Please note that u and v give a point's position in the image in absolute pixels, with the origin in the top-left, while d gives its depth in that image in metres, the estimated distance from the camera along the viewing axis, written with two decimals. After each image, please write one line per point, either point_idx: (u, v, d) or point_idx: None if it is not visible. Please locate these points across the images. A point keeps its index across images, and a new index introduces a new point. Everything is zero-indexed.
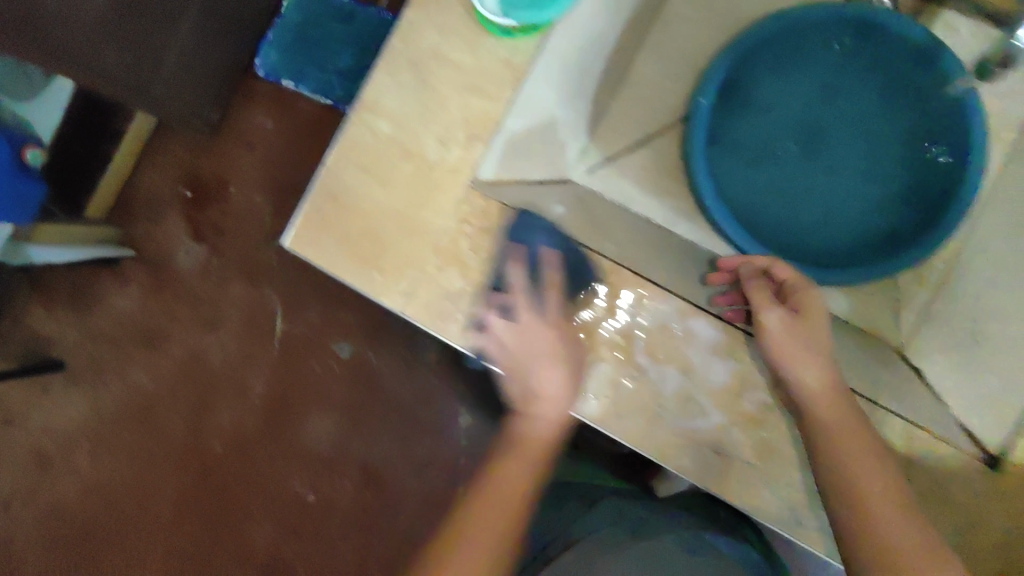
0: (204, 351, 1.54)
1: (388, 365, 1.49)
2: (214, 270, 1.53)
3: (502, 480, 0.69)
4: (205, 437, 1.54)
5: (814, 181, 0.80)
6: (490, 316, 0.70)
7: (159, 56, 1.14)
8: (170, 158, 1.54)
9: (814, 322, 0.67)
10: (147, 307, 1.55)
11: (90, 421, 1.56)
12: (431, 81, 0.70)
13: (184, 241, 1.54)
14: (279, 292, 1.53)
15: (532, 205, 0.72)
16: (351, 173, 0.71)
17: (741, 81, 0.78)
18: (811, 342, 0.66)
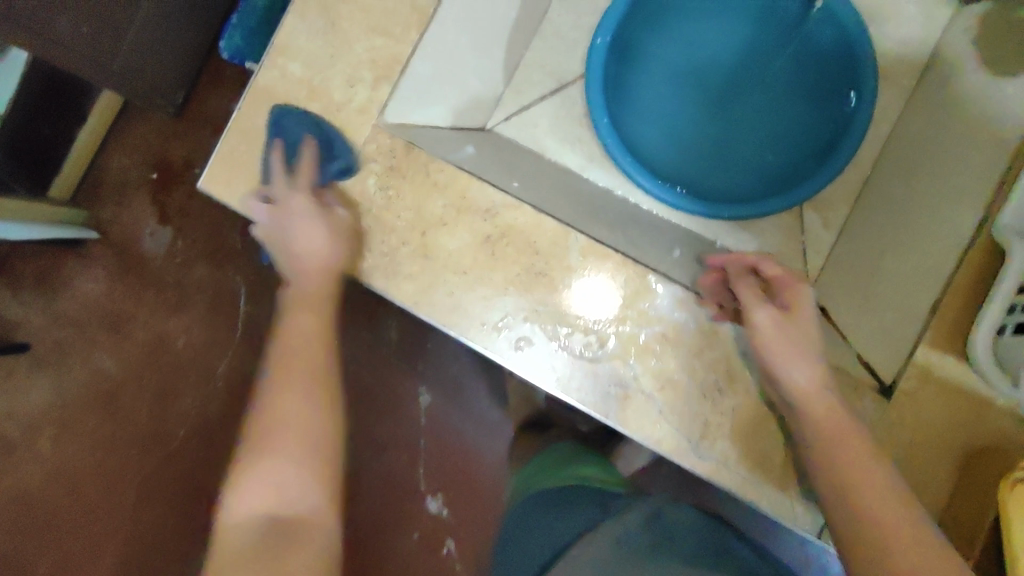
0: (168, 333, 1.33)
1: None
2: (181, 255, 1.34)
3: (283, 351, 0.66)
4: (171, 422, 1.33)
5: (721, 121, 0.80)
6: (397, 253, 0.71)
7: (120, 31, 0.99)
8: (138, 144, 1.35)
9: (806, 324, 0.61)
10: (113, 294, 1.35)
11: (55, 405, 1.34)
12: (338, 24, 0.73)
13: (151, 226, 1.34)
14: (245, 277, 1.32)
15: (443, 146, 0.74)
16: (263, 112, 0.74)
17: (641, 29, 0.78)
18: (799, 340, 0.61)
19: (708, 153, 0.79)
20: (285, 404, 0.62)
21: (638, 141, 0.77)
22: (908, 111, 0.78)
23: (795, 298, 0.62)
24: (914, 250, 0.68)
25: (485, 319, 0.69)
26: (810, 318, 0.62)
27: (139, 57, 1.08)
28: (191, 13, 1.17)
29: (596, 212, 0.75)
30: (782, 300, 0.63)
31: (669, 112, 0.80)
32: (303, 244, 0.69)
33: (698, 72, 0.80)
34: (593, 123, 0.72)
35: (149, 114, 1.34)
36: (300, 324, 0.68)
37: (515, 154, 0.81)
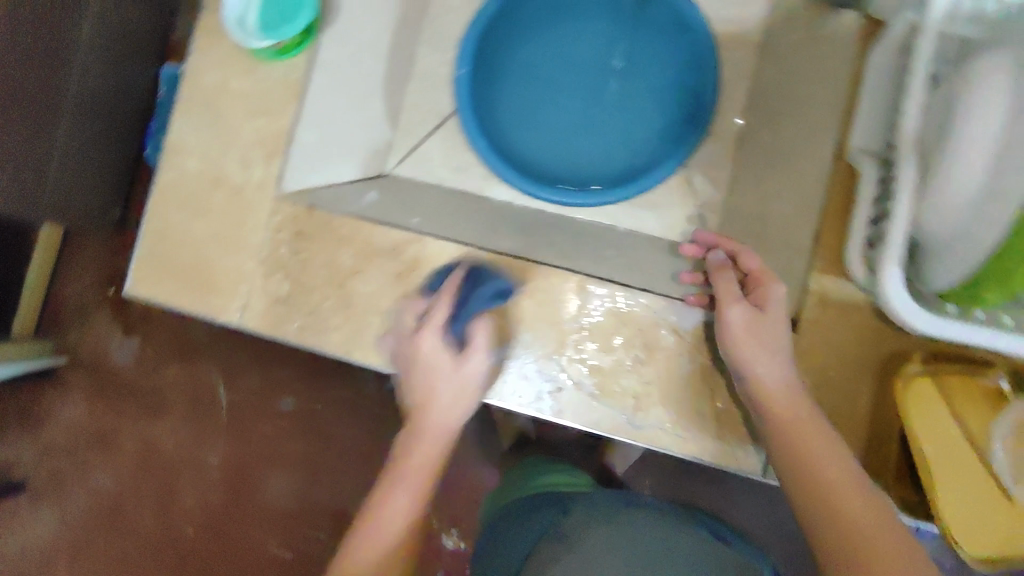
0: (156, 440, 1.36)
1: (332, 407, 1.32)
2: (152, 360, 1.36)
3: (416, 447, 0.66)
4: (176, 524, 1.34)
5: (595, 108, 0.84)
6: (321, 310, 0.75)
7: (43, 165, 1.02)
8: (89, 264, 1.38)
9: (775, 325, 0.62)
10: (95, 414, 1.37)
11: (62, 536, 1.35)
12: (221, 114, 0.78)
13: (117, 339, 1.37)
14: (218, 365, 1.35)
15: (345, 200, 0.79)
16: (170, 209, 0.78)
17: (495, 48, 0.83)
18: (769, 340, 0.61)
19: (581, 145, 0.84)
20: (402, 502, 0.62)
21: (514, 148, 0.83)
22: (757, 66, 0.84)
23: (770, 297, 0.62)
24: (789, 190, 0.73)
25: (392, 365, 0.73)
26: (780, 319, 0.62)
27: (65, 184, 1.11)
28: (108, 132, 1.20)
29: (497, 225, 0.81)
30: (755, 297, 0.63)
31: (539, 116, 0.85)
32: (424, 350, 0.67)
33: (557, 77, 0.85)
34: (468, 141, 0.77)
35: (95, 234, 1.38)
36: (435, 435, 0.66)
37: (415, 190, 0.86)
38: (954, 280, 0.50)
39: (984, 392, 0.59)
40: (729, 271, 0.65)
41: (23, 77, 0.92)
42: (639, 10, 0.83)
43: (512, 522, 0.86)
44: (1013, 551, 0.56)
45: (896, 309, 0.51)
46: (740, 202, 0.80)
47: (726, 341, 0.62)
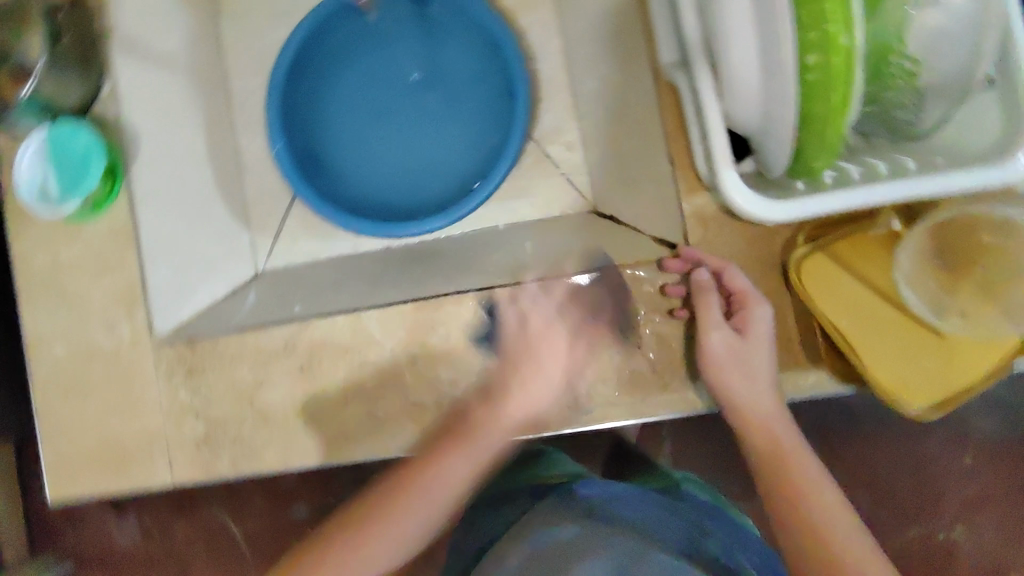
0: None
1: (349, 496, 1.15)
2: (157, 526, 1.20)
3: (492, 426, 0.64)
4: None
5: (425, 120, 0.84)
6: (244, 435, 0.71)
7: None
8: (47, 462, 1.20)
9: (760, 346, 0.61)
10: None
11: None
12: (65, 290, 0.75)
13: (112, 522, 1.21)
14: (221, 504, 1.19)
15: (226, 315, 0.77)
16: (58, 401, 0.74)
17: (305, 109, 0.82)
18: (748, 366, 0.60)
19: (428, 162, 0.83)
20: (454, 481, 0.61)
21: (367, 195, 0.82)
22: (553, 24, 0.84)
23: (751, 320, 0.61)
24: (629, 128, 0.71)
25: None
26: (764, 335, 0.61)
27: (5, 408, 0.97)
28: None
29: (383, 278, 0.78)
30: (737, 319, 0.62)
31: (379, 151, 0.84)
32: (552, 358, 0.65)
33: (377, 106, 0.84)
34: (313, 211, 0.75)
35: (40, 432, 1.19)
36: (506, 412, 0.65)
37: (294, 276, 0.84)
38: (785, 164, 0.50)
39: (878, 239, 0.59)
40: (711, 293, 0.62)
41: None
42: (424, 17, 0.83)
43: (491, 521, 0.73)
44: (970, 381, 0.56)
45: (747, 210, 0.50)
46: (598, 154, 0.79)
47: (711, 364, 0.61)
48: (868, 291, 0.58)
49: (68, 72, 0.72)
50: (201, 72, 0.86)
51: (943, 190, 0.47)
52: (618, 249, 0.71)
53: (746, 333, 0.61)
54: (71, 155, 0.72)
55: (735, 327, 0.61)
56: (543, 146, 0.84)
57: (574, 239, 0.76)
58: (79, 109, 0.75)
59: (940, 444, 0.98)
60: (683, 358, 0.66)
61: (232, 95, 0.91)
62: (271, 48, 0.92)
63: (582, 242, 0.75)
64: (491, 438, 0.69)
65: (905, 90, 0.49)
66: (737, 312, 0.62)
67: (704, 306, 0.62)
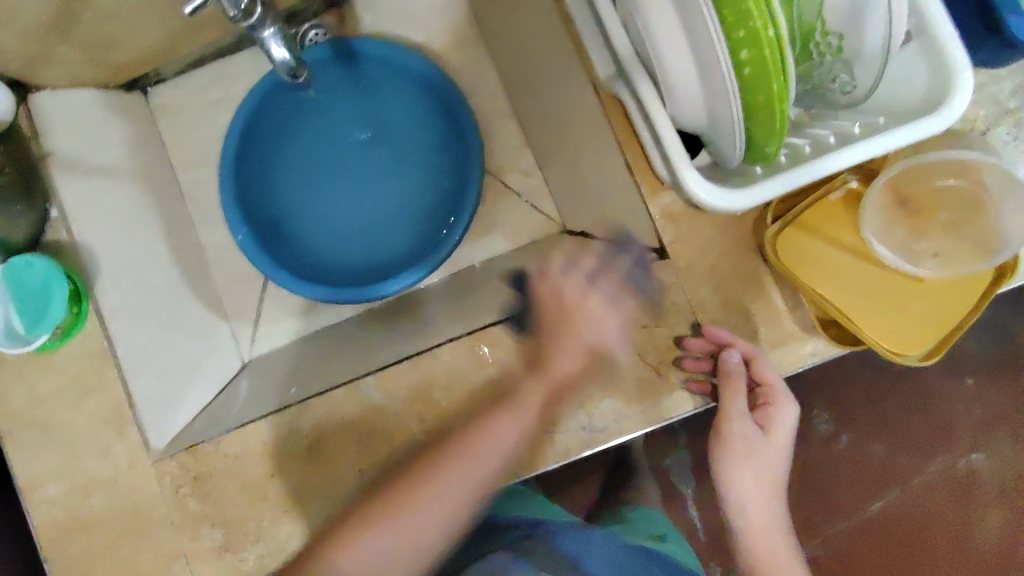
0: None
1: None
2: None
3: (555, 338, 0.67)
4: None
5: (384, 175, 0.84)
6: (265, 530, 0.69)
7: None
8: None
9: (777, 445, 0.66)
10: None
11: None
12: (48, 426, 0.72)
13: None
14: None
15: (222, 412, 0.76)
16: (63, 541, 0.70)
17: (262, 190, 0.82)
18: (763, 463, 0.66)
19: (396, 214, 0.84)
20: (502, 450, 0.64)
21: (342, 261, 0.82)
22: (487, 61, 0.86)
23: (773, 420, 0.65)
24: (581, 143, 0.73)
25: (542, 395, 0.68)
26: (782, 437, 0.66)
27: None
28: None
29: (374, 338, 0.78)
30: (759, 414, 0.66)
31: (344, 214, 0.84)
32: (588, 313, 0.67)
33: (333, 171, 0.85)
34: (292, 291, 0.75)
35: None
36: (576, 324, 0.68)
37: (281, 359, 0.84)
38: (741, 151, 0.51)
39: (841, 200, 0.60)
40: (740, 382, 0.63)
41: None
42: (360, 76, 0.83)
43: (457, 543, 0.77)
44: (959, 321, 0.58)
45: (714, 204, 0.52)
46: (555, 174, 0.81)
47: (727, 459, 0.65)
48: (843, 251, 0.59)
49: (15, 208, 0.69)
50: (146, 174, 0.84)
51: (896, 145, 0.49)
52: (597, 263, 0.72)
53: (768, 431, 0.66)
54: (31, 281, 0.70)
55: (756, 421, 0.66)
56: (501, 177, 0.85)
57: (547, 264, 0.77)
58: (31, 242, 0.73)
59: (942, 378, 1.00)
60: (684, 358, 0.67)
61: (183, 187, 0.91)
62: (213, 137, 0.91)
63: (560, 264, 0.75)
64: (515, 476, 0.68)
65: (834, 63, 0.51)
66: (761, 406, 0.66)
67: (731, 396, 0.63)
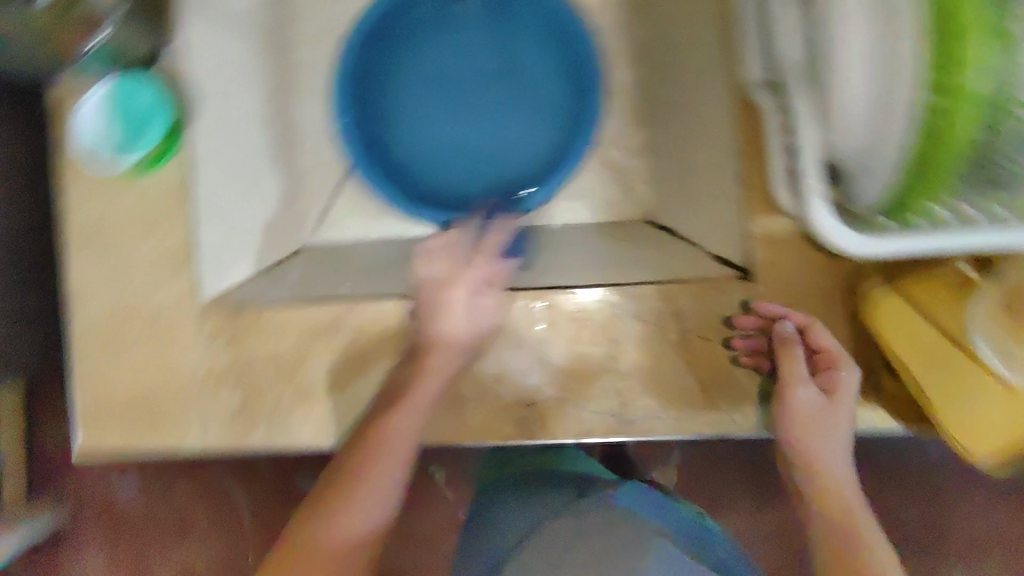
0: (188, 560, 1.27)
1: None
2: (158, 485, 1.28)
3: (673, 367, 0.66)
4: None
5: (492, 110, 0.82)
6: (281, 411, 0.71)
7: None
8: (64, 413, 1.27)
9: (844, 415, 0.60)
10: (118, 557, 1.28)
11: None
12: (113, 244, 0.74)
13: (115, 473, 1.28)
14: (228, 470, 1.27)
15: (273, 284, 0.76)
16: (96, 354, 0.74)
17: (370, 85, 0.81)
18: (833, 429, 0.59)
19: (492, 152, 0.82)
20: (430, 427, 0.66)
21: (424, 179, 0.81)
22: (630, 29, 0.83)
23: (835, 383, 0.60)
24: (700, 140, 0.70)
25: (582, 372, 0.68)
26: (849, 404, 0.60)
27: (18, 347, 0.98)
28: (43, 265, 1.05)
29: (437, 264, 0.77)
30: (822, 379, 0.61)
31: (442, 135, 0.82)
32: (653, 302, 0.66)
33: (445, 89, 0.82)
34: (370, 187, 0.76)
35: (57, 381, 1.26)
36: (653, 313, 0.67)
37: (342, 255, 0.83)
38: (877, 195, 0.51)
39: (958, 284, 0.57)
40: (796, 347, 0.61)
41: None
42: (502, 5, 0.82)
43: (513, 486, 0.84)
44: None
45: (830, 239, 0.49)
46: (661, 163, 0.78)
47: (790, 427, 0.60)
48: (938, 336, 0.57)
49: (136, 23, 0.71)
50: (266, 36, 0.85)
51: None
52: (677, 264, 0.70)
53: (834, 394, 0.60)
54: (134, 105, 0.72)
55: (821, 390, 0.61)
56: (606, 148, 0.83)
57: (622, 251, 0.75)
58: (146, 62, 0.74)
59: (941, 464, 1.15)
60: (735, 380, 0.66)
61: (295, 58, 0.90)
62: (337, 20, 0.91)
63: (642, 252, 0.73)
64: (532, 438, 0.68)
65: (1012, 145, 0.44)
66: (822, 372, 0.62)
67: (789, 357, 0.61)
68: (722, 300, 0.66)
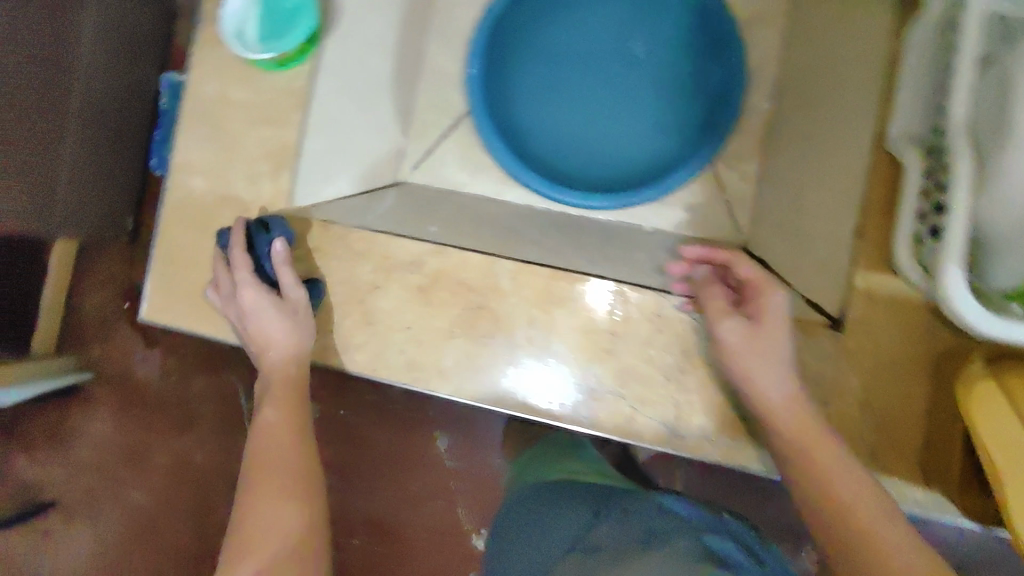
0: (188, 451, 1.32)
1: (362, 413, 1.27)
2: (178, 372, 1.32)
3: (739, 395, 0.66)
4: (210, 534, 1.31)
5: (617, 97, 0.81)
6: (343, 331, 0.72)
7: (52, 180, 0.91)
8: (110, 280, 1.32)
9: (777, 334, 0.59)
10: (123, 429, 1.32)
11: (98, 555, 1.31)
12: (225, 128, 0.75)
13: (140, 350, 1.32)
14: (244, 377, 1.31)
15: (361, 209, 0.77)
16: (181, 230, 0.75)
17: (505, 40, 0.80)
18: (768, 351, 0.58)
19: (606, 138, 0.81)
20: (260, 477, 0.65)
21: (533, 147, 0.80)
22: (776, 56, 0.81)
23: (765, 304, 0.59)
24: (823, 180, 0.69)
25: (646, 375, 0.67)
26: (777, 325, 0.59)
27: (78, 199, 1.00)
28: (121, 135, 1.09)
29: (523, 232, 0.77)
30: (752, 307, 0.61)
31: (560, 108, 0.81)
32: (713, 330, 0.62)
33: (576, 64, 0.82)
34: (484, 141, 0.75)
35: (109, 248, 1.31)
36: None
37: (430, 200, 0.83)
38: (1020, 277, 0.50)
39: None
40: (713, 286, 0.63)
41: None
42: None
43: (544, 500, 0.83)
44: None
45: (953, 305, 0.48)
46: (773, 195, 0.76)
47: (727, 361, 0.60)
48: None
49: None
50: None
51: None
52: None
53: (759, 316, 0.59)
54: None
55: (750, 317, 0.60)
56: None
57: None
58: None
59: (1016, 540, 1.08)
60: None
61: None
62: None
63: None
64: (580, 426, 0.68)
65: None
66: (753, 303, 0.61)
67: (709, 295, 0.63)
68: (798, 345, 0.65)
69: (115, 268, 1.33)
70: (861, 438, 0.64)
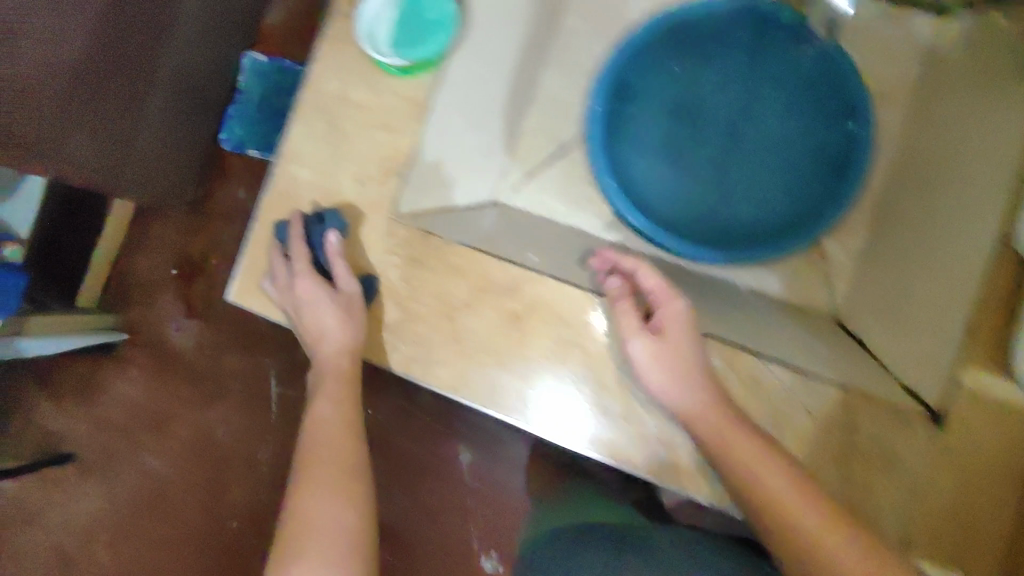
0: (212, 428, 1.30)
1: (390, 416, 1.24)
2: (213, 346, 1.30)
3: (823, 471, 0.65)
4: (222, 513, 1.30)
5: (735, 150, 0.81)
6: (426, 344, 0.71)
7: (133, 138, 0.89)
8: (161, 244, 1.30)
9: (679, 348, 0.66)
10: (151, 394, 1.32)
11: (110, 515, 1.32)
12: (341, 125, 0.76)
13: (178, 318, 1.31)
14: (278, 362, 1.29)
15: (462, 224, 0.76)
16: (279, 217, 0.75)
17: (634, 79, 0.81)
18: (674, 363, 0.65)
19: (717, 188, 0.81)
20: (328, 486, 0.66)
21: (642, 187, 0.81)
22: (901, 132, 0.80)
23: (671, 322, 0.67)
24: (940, 268, 0.68)
25: None
26: (679, 342, 0.66)
27: (156, 164, 1.00)
28: (201, 103, 1.08)
29: None
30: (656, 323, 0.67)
31: (676, 153, 0.82)
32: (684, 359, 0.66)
33: (700, 111, 0.82)
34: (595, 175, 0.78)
35: (167, 212, 1.30)
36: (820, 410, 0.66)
37: (526, 224, 0.82)
38: None
39: None
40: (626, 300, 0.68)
41: (124, 49, 0.79)
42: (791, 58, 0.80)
43: (574, 535, 0.82)
44: None
45: None
46: (879, 274, 0.75)
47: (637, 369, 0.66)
48: None
49: None
50: None
51: None
52: (866, 377, 0.67)
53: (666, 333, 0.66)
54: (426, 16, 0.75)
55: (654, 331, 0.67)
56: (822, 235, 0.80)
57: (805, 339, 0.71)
58: None
59: None
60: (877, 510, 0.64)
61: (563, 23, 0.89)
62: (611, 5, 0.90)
63: (834, 353, 0.69)
64: (654, 473, 0.68)
65: None
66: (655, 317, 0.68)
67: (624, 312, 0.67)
68: (889, 431, 0.64)
69: (168, 233, 1.31)
70: (945, 538, 0.63)
